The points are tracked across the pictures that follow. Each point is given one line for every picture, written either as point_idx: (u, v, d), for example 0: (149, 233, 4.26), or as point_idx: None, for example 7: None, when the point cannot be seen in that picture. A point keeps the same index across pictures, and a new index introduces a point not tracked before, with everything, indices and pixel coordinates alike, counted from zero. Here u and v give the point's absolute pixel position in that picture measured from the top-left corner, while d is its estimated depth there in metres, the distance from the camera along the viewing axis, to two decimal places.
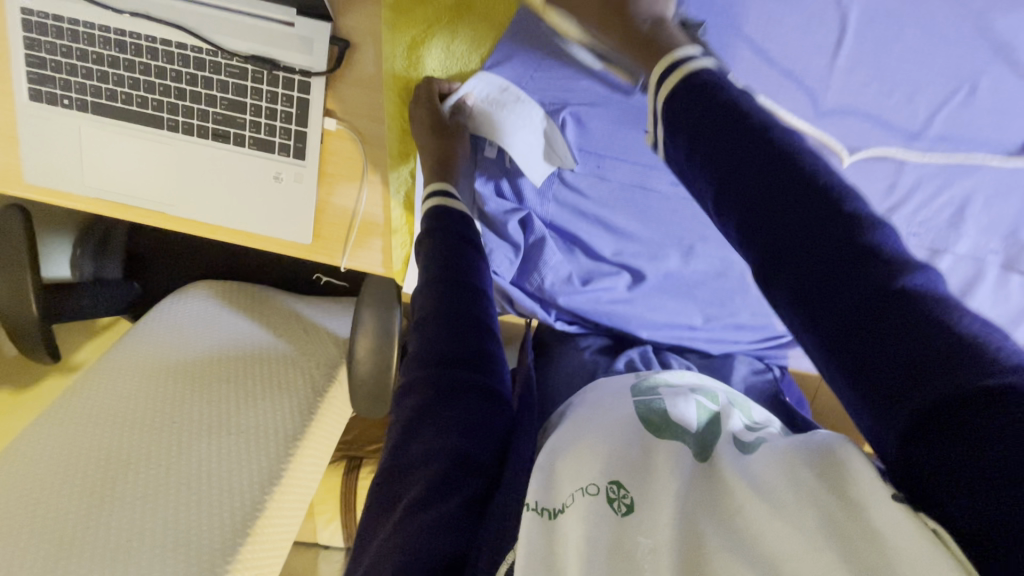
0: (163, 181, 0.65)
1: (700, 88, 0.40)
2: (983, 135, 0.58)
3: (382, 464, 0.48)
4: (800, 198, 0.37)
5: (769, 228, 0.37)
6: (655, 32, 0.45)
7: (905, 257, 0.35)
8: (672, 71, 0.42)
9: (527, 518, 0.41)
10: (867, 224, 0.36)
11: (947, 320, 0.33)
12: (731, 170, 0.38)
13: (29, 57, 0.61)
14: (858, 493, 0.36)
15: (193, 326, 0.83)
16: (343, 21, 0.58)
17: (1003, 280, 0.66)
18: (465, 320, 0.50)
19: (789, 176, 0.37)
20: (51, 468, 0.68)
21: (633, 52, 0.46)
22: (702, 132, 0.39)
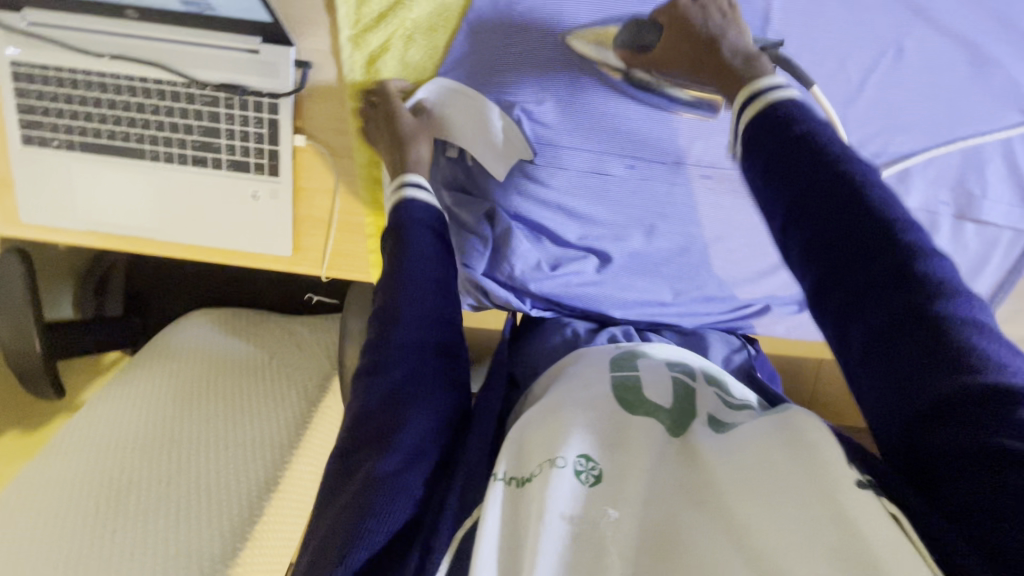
0: (148, 209, 0.69)
1: (771, 120, 0.49)
2: (915, 92, 0.61)
3: (343, 436, 0.50)
4: (863, 223, 0.44)
5: (832, 255, 0.45)
6: (747, 65, 0.53)
7: (953, 288, 0.42)
8: (750, 103, 0.51)
9: (496, 490, 0.43)
10: (921, 255, 0.43)
11: (977, 345, 0.40)
12: (807, 197, 0.46)
13: (20, 105, 0.65)
14: (825, 475, 0.38)
15: (192, 350, 0.86)
16: (303, 44, 0.63)
17: (958, 229, 0.68)
18: (428, 311, 0.54)
19: (853, 205, 0.44)
20: (57, 492, 0.71)
21: (726, 81, 0.54)
22: (778, 159, 0.48)
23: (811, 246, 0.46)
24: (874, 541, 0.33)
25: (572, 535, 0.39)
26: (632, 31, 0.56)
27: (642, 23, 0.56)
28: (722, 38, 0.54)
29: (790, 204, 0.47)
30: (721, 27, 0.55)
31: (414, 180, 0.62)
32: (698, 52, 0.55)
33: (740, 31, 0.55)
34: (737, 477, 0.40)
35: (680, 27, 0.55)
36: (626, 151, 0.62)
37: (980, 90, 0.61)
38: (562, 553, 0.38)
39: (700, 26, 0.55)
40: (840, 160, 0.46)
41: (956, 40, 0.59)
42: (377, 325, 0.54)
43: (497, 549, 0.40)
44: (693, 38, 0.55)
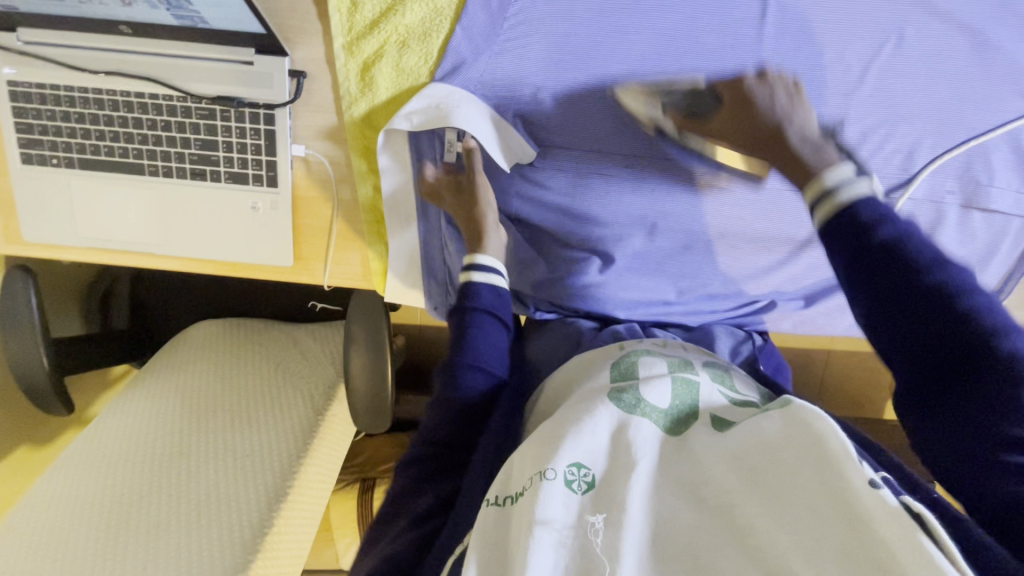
0: (149, 224, 0.69)
1: (850, 221, 0.50)
2: (917, 81, 0.61)
3: (398, 482, 0.56)
4: (955, 325, 0.45)
5: (902, 327, 0.46)
6: (813, 153, 0.55)
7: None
8: (822, 201, 0.52)
9: (487, 512, 0.43)
10: (1016, 358, 0.43)
11: None
12: (875, 275, 0.48)
13: (18, 125, 0.66)
14: (833, 468, 0.37)
15: (198, 362, 0.86)
16: (298, 53, 0.63)
17: (966, 219, 0.66)
18: (480, 406, 0.59)
19: (943, 308, 0.45)
20: (68, 508, 0.71)
21: (786, 167, 0.57)
22: (862, 260, 0.48)
23: (899, 344, 0.47)
24: (889, 539, 0.32)
25: (558, 543, 0.38)
26: (688, 103, 0.60)
27: (700, 95, 0.60)
28: (785, 125, 0.57)
29: (876, 305, 0.48)
30: (785, 112, 0.57)
31: (483, 262, 0.65)
32: (757, 135, 0.58)
33: (805, 116, 0.58)
34: (739, 475, 0.40)
35: (742, 104, 0.58)
36: (621, 151, 0.63)
37: (982, 77, 0.61)
38: (550, 563, 0.38)
39: (766, 105, 0.57)
40: (929, 265, 0.46)
41: (957, 26, 0.59)
42: (433, 413, 0.59)
43: (483, 562, 0.40)
44: (753, 119, 0.58)
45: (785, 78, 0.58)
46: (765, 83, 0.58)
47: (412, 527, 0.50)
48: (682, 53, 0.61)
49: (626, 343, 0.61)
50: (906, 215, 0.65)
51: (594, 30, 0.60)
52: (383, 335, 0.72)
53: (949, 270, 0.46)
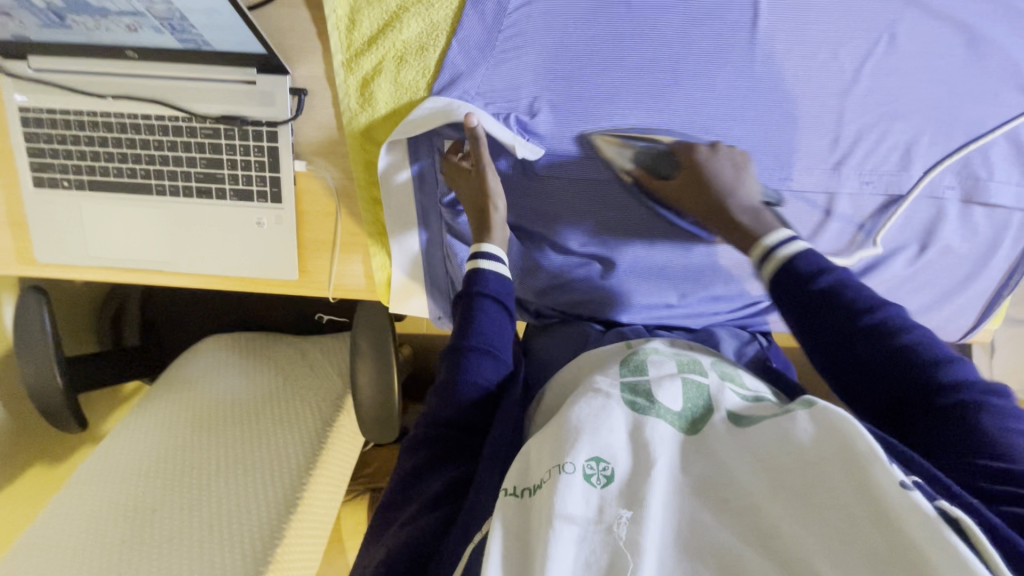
0: (157, 242, 0.71)
1: (799, 275, 0.54)
2: (912, 77, 0.62)
3: (397, 480, 0.55)
4: (896, 364, 0.50)
5: (856, 380, 0.52)
6: (754, 221, 0.59)
7: (993, 412, 0.47)
8: (768, 258, 0.56)
9: (506, 503, 0.42)
10: (953, 385, 0.48)
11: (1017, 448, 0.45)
12: (821, 334, 0.53)
13: (30, 149, 0.67)
14: (863, 464, 0.36)
15: (208, 377, 0.87)
16: (299, 72, 0.65)
17: (966, 214, 0.66)
18: (487, 406, 0.57)
19: (884, 350, 0.50)
20: (83, 525, 0.72)
21: (730, 232, 0.60)
22: (811, 313, 0.53)
23: (852, 388, 0.52)
24: (919, 540, 0.32)
25: (580, 538, 0.38)
26: (649, 161, 0.63)
27: (661, 155, 0.62)
28: (731, 194, 0.60)
29: (826, 352, 0.53)
30: (732, 182, 0.60)
31: (488, 252, 0.62)
32: (706, 201, 0.61)
33: (750, 184, 0.61)
34: (764, 475, 0.39)
35: (696, 174, 0.61)
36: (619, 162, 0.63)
37: (977, 73, 0.61)
38: (573, 557, 0.37)
39: (715, 175, 0.60)
40: (866, 309, 0.52)
41: (950, 23, 0.60)
42: (439, 398, 0.57)
43: (505, 556, 0.39)
44: (703, 186, 0.61)
45: (735, 151, 0.61)
46: (716, 155, 0.61)
47: (424, 513, 0.49)
48: (676, 59, 0.62)
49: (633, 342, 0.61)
50: (905, 213, 0.65)
51: (589, 39, 0.61)
52: (388, 345, 0.73)
53: (883, 311, 0.52)
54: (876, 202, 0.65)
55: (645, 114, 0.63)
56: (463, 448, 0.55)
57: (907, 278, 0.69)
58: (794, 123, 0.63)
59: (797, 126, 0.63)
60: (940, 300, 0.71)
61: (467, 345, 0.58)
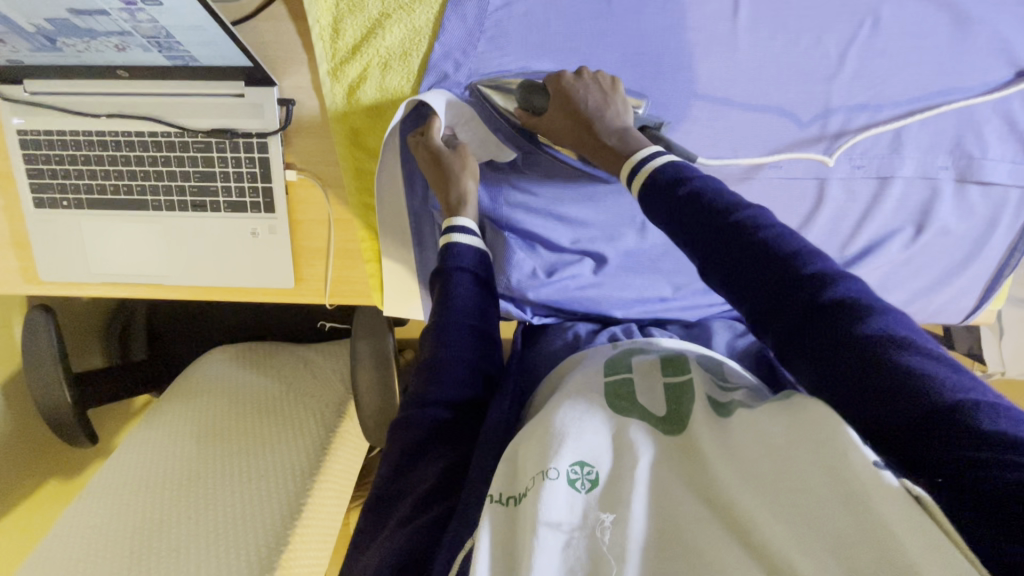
0: (154, 257, 0.72)
1: (663, 186, 0.54)
2: (899, 59, 0.61)
3: (376, 485, 0.53)
4: (764, 261, 0.47)
5: (744, 286, 0.48)
6: (621, 142, 0.59)
7: (867, 303, 0.44)
8: (638, 174, 0.56)
9: (492, 510, 0.41)
10: (831, 283, 0.45)
11: (905, 352, 0.41)
12: (702, 238, 0.50)
13: (29, 171, 0.69)
14: (834, 451, 0.36)
15: (211, 387, 0.89)
16: (286, 83, 0.66)
17: (961, 193, 0.65)
18: (474, 406, 0.57)
19: (750, 248, 0.48)
20: (93, 537, 0.73)
21: (601, 157, 0.60)
22: (676, 218, 0.52)
23: (743, 294, 0.49)
24: (886, 518, 0.32)
25: (565, 545, 0.38)
26: (526, 96, 0.60)
27: (534, 87, 0.60)
28: (600, 118, 0.59)
29: (696, 256, 0.51)
30: (602, 107, 0.59)
31: (461, 224, 0.64)
32: (578, 129, 0.60)
33: (620, 106, 0.60)
34: (739, 471, 0.39)
35: (563, 98, 0.59)
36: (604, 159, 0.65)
37: (966, 51, 0.61)
38: (558, 564, 0.37)
39: (580, 97, 0.59)
40: (730, 209, 0.50)
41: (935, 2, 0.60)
42: (423, 378, 0.57)
43: (492, 563, 0.38)
44: (573, 113, 0.59)
45: (600, 74, 0.60)
46: (582, 80, 0.59)
47: (421, 513, 0.48)
48: (658, 51, 0.61)
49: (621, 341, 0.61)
50: (896, 196, 0.65)
51: (569, 35, 0.61)
52: (388, 351, 0.74)
53: (747, 210, 0.50)
54: (868, 186, 0.65)
55: None
56: (456, 441, 0.54)
57: (904, 261, 0.68)
58: (781, 109, 0.63)
59: (784, 112, 0.63)
60: (939, 282, 0.69)
61: (449, 321, 0.59)
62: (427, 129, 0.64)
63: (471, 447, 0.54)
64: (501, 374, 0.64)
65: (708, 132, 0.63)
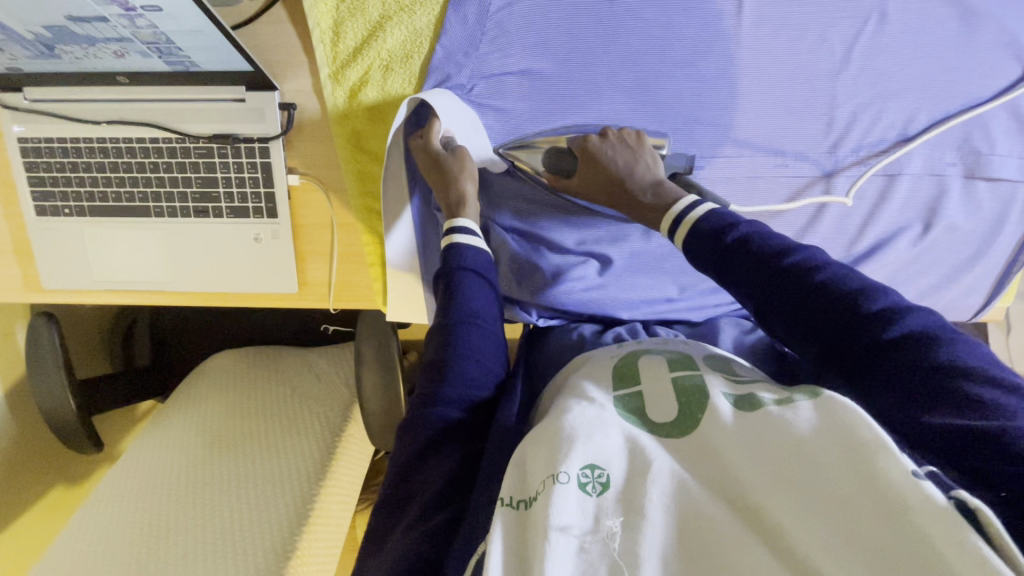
0: (157, 263, 0.71)
1: (706, 232, 0.55)
2: (904, 55, 0.61)
3: (386, 489, 0.53)
4: (823, 302, 0.48)
5: (804, 324, 0.49)
6: (657, 196, 0.60)
7: (934, 338, 0.45)
8: (679, 226, 0.57)
9: (503, 514, 0.41)
10: (894, 318, 0.46)
11: (979, 387, 0.42)
12: (756, 278, 0.51)
13: (30, 179, 0.69)
14: (864, 458, 0.36)
15: (217, 392, 0.88)
16: (287, 87, 0.65)
17: (969, 190, 0.65)
18: (482, 408, 0.57)
19: (807, 289, 0.49)
20: (100, 544, 0.73)
21: (640, 213, 0.61)
22: (726, 266, 0.53)
23: (803, 331, 0.49)
24: (928, 530, 0.33)
25: (577, 549, 0.37)
26: (554, 159, 0.62)
27: (561, 151, 0.62)
28: (631, 175, 0.61)
29: (752, 302, 0.52)
30: (631, 164, 0.61)
31: (461, 226, 0.63)
32: (611, 186, 0.62)
33: (649, 162, 0.61)
34: (768, 474, 0.39)
35: (594, 162, 0.61)
36: None
37: (973, 46, 0.61)
38: (570, 569, 0.37)
39: (611, 161, 0.61)
40: (782, 251, 0.51)
41: None
42: (431, 377, 0.57)
43: (504, 568, 0.38)
44: (604, 173, 0.61)
45: (625, 132, 0.62)
46: (609, 140, 0.62)
47: (430, 516, 0.48)
48: (662, 49, 0.61)
49: (628, 342, 0.61)
50: (903, 193, 0.64)
51: (572, 35, 0.61)
52: (394, 355, 0.73)
53: (798, 251, 0.51)
54: (876, 184, 0.65)
55: (633, 109, 0.63)
56: (465, 443, 0.54)
57: (912, 258, 0.67)
58: (786, 108, 0.62)
59: (789, 111, 0.62)
60: (949, 279, 0.69)
61: (455, 320, 0.58)
62: (426, 130, 0.63)
63: (481, 448, 0.54)
64: (508, 375, 0.63)
65: (713, 131, 0.63)
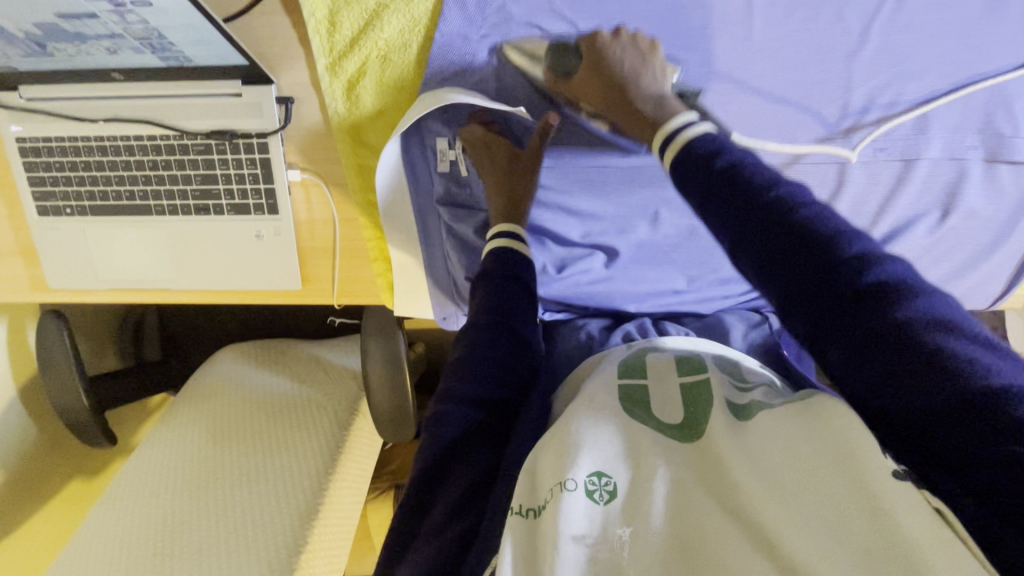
0: (159, 262, 0.71)
1: (695, 157, 0.49)
2: (925, 34, 0.58)
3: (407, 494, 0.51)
4: (801, 245, 0.43)
5: (786, 266, 0.43)
6: (655, 108, 0.55)
7: (913, 289, 0.41)
8: (670, 143, 0.52)
9: (512, 524, 0.40)
10: (875, 264, 0.41)
11: (955, 348, 0.38)
12: (738, 219, 0.45)
13: (31, 179, 0.68)
14: (853, 462, 0.37)
15: (228, 386, 0.89)
16: (283, 81, 0.64)
17: (990, 174, 0.62)
18: (506, 407, 0.54)
19: (788, 230, 0.43)
20: (117, 535, 0.75)
21: (635, 125, 0.57)
22: (708, 198, 0.47)
23: (785, 271, 0.43)
24: (910, 529, 0.33)
25: (588, 558, 0.37)
26: (556, 59, 0.59)
27: (566, 49, 0.59)
28: (634, 81, 0.57)
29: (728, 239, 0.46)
30: (636, 69, 0.57)
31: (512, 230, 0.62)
32: (610, 91, 0.58)
33: (656, 74, 0.57)
34: (768, 477, 0.39)
35: (598, 62, 0.58)
36: (618, 138, 0.62)
37: (997, 22, 0.58)
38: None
39: (615, 64, 0.57)
40: (767, 185, 0.45)
41: None
42: (454, 372, 0.54)
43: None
44: (607, 76, 0.58)
45: (639, 37, 0.58)
46: (620, 41, 0.57)
47: (447, 525, 0.46)
48: (668, 33, 0.58)
49: (636, 341, 0.59)
50: (920, 179, 0.62)
51: (575, 20, 0.58)
52: (400, 352, 0.72)
53: (785, 186, 0.45)
54: (892, 168, 0.62)
55: None
56: (488, 446, 0.51)
57: (928, 247, 0.65)
58: (800, 91, 0.60)
59: (802, 94, 0.60)
60: (967, 267, 0.67)
61: (484, 321, 0.56)
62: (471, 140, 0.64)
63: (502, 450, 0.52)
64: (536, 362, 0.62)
65: (721, 119, 0.61)
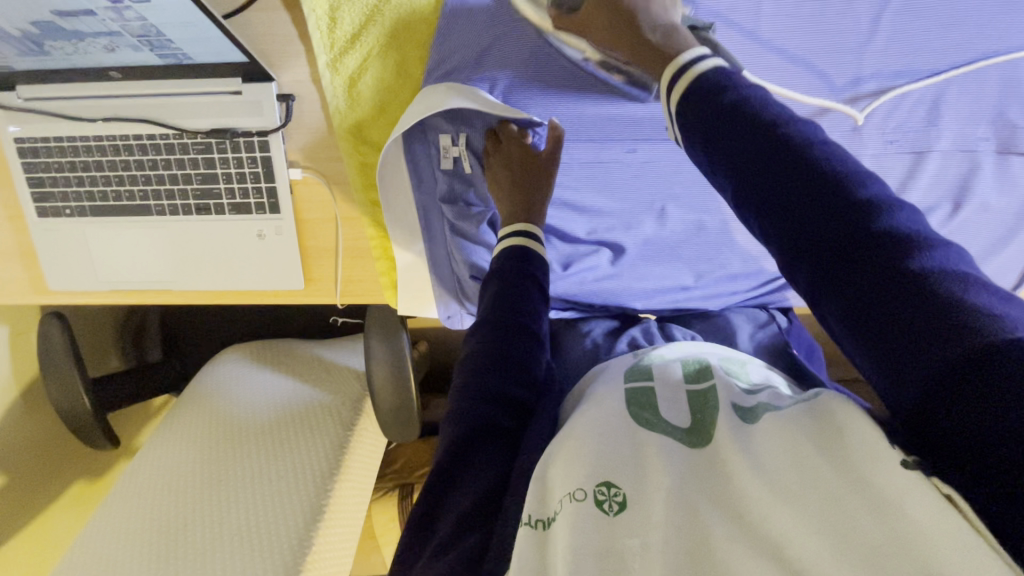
0: (160, 263, 0.70)
1: (703, 89, 0.44)
2: (938, 22, 0.56)
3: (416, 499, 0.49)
4: (807, 183, 0.40)
5: (790, 211, 0.40)
6: (665, 38, 0.48)
7: (926, 237, 0.38)
8: (680, 73, 0.45)
9: (522, 536, 0.40)
10: (886, 208, 0.39)
11: (968, 298, 0.36)
12: (743, 160, 0.42)
13: (30, 180, 0.68)
14: (868, 465, 0.36)
15: (230, 389, 0.88)
16: (284, 78, 0.63)
17: (1002, 165, 0.61)
18: (520, 409, 0.52)
19: (796, 169, 0.40)
20: (122, 539, 0.74)
21: (641, 61, 0.49)
22: (713, 130, 0.43)
23: (790, 214, 0.40)
24: (918, 524, 0.32)
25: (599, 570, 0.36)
26: None
27: None
28: (645, 9, 0.49)
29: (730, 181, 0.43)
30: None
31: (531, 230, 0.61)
32: (617, 23, 0.50)
33: (666, 8, 0.51)
34: (781, 484, 0.38)
35: None
36: (623, 134, 0.61)
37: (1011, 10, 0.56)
38: None
39: None
40: (776, 122, 0.41)
41: None
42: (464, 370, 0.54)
43: None
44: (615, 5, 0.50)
45: None
46: None
47: (460, 535, 0.45)
48: None
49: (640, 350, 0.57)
50: (930, 171, 0.61)
51: None
52: (404, 357, 0.72)
53: (796, 124, 0.42)
54: (902, 161, 0.62)
55: None
56: (500, 449, 0.50)
57: None
58: (809, 80, 0.58)
59: (812, 84, 0.58)
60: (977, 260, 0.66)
61: (496, 317, 0.55)
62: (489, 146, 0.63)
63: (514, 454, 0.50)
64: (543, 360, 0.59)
65: None
